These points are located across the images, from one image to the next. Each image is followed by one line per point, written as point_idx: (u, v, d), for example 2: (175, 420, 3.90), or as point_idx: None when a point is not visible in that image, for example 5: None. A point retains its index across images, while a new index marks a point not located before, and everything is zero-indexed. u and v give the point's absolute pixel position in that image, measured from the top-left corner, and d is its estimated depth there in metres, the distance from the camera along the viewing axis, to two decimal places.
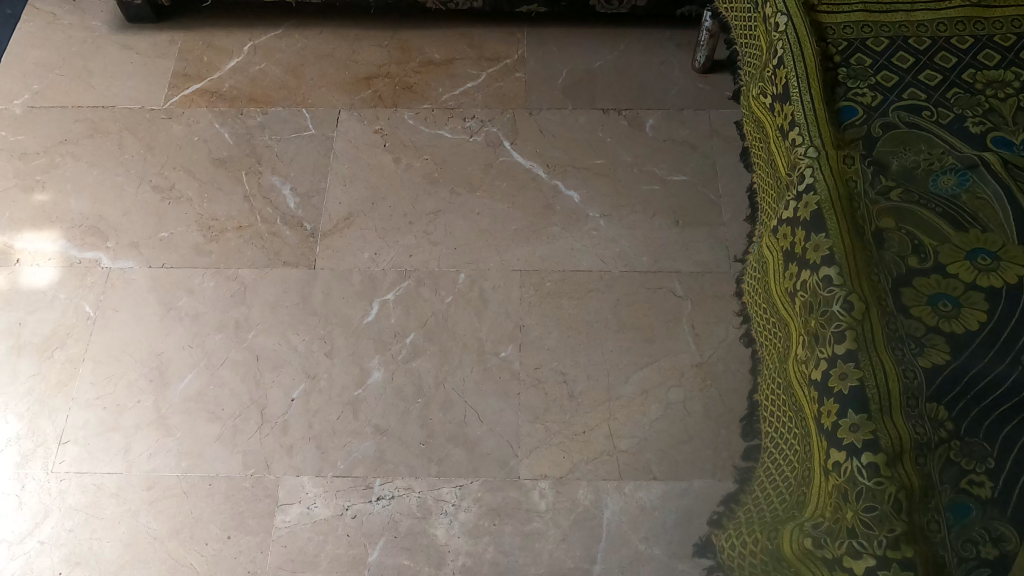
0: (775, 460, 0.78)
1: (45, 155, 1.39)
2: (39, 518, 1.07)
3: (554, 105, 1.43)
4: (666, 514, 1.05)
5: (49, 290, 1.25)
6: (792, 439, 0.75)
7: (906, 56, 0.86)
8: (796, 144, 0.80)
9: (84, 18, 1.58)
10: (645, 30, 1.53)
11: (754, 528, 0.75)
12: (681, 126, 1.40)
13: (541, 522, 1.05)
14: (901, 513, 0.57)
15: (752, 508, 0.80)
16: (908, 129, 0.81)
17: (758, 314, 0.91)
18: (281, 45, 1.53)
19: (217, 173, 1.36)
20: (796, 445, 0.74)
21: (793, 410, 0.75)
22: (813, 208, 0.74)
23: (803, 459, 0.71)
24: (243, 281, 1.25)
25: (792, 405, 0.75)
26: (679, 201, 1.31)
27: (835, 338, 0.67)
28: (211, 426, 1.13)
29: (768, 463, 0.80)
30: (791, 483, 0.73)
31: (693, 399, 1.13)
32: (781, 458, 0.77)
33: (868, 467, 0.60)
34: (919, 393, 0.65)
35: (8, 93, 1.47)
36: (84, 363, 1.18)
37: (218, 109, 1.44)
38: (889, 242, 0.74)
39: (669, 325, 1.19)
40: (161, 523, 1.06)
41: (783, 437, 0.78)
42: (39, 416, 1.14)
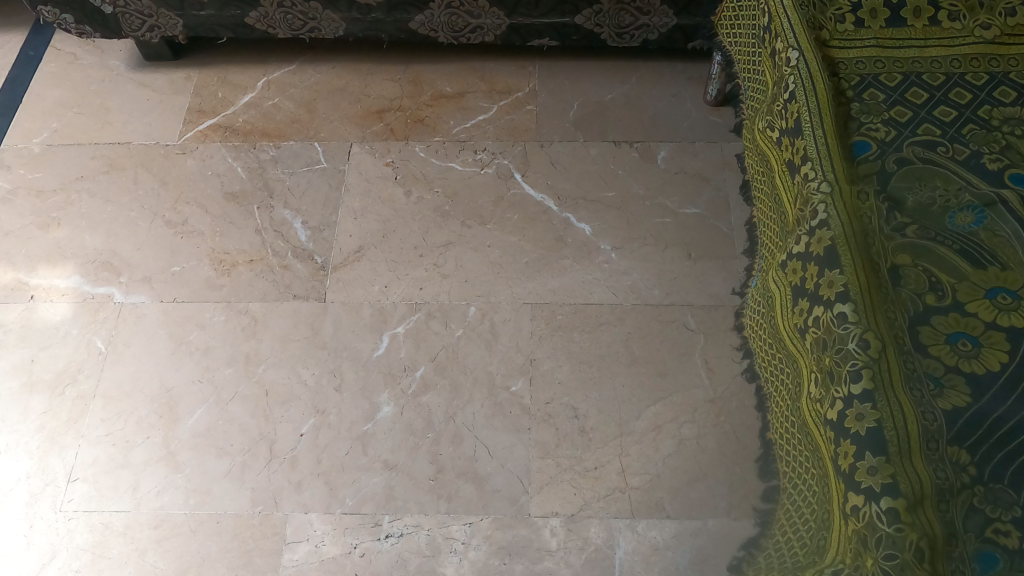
0: (797, 501, 0.76)
1: (62, 192, 1.40)
2: (46, 558, 1.06)
3: (565, 136, 1.43)
4: (680, 554, 1.03)
5: (62, 325, 1.25)
6: (809, 480, 0.73)
7: (920, 92, 0.85)
8: (807, 178, 0.79)
9: (104, 58, 1.60)
10: (657, 63, 1.54)
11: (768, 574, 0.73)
12: (692, 158, 1.40)
13: (552, 560, 1.03)
14: (924, 562, 0.55)
15: (763, 553, 0.78)
16: (923, 164, 0.80)
17: (767, 352, 0.90)
18: (295, 79, 1.54)
19: (229, 208, 1.37)
20: (815, 486, 0.72)
21: (814, 450, 0.73)
22: (827, 243, 0.73)
23: (821, 501, 0.69)
24: (253, 315, 1.25)
25: (811, 445, 0.73)
26: (691, 233, 1.30)
27: (851, 376, 0.65)
28: (220, 462, 1.12)
29: (789, 506, 0.78)
30: (813, 525, 0.71)
31: (706, 435, 1.11)
32: (801, 502, 0.75)
33: (887, 512, 0.57)
34: (939, 436, 0.63)
35: (28, 131, 1.49)
36: (95, 399, 1.18)
37: (231, 143, 1.45)
38: (904, 279, 0.73)
39: (682, 359, 1.18)
40: (168, 562, 1.05)
41: (799, 479, 0.76)
42: (49, 454, 1.14)
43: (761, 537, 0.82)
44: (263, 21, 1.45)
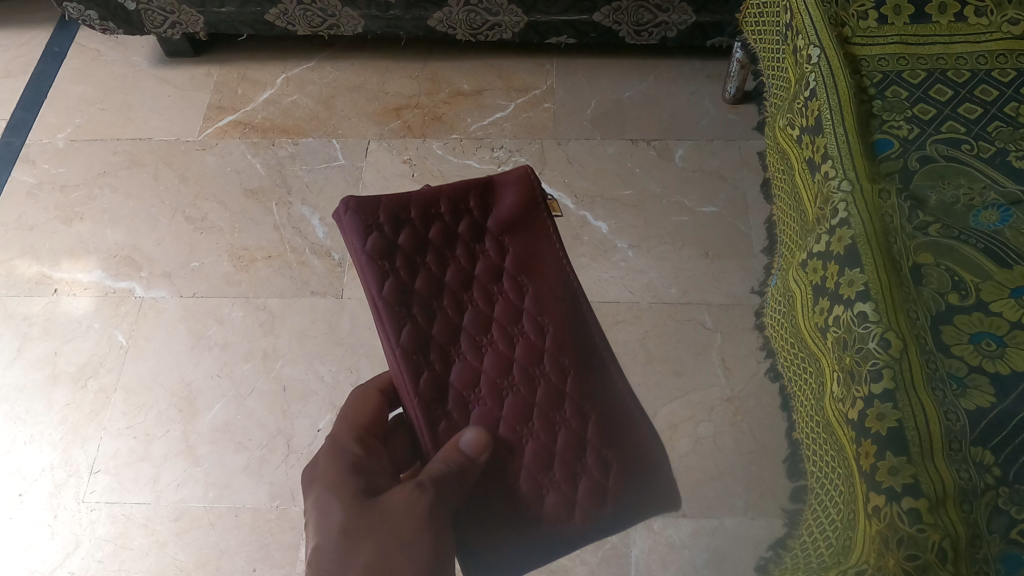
0: (821, 501, 0.76)
1: (84, 187, 1.42)
2: (70, 548, 1.07)
3: (582, 134, 1.43)
4: (696, 553, 1.03)
5: (84, 319, 1.26)
6: (834, 479, 0.73)
7: (944, 89, 0.84)
8: (828, 177, 0.79)
9: (127, 55, 1.61)
10: (676, 60, 1.53)
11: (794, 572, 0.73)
12: (710, 156, 1.39)
13: (568, 558, 1.04)
14: (947, 563, 0.55)
15: (791, 553, 0.78)
16: (946, 163, 0.79)
17: (792, 352, 0.90)
18: (313, 76, 1.55)
19: (248, 204, 1.38)
20: (839, 485, 0.71)
21: (836, 448, 0.73)
22: (848, 241, 0.72)
23: (845, 500, 0.69)
24: (271, 311, 1.25)
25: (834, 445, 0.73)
26: (709, 231, 1.30)
27: (872, 376, 0.64)
28: (238, 456, 1.13)
29: (813, 506, 0.78)
30: (835, 525, 0.70)
31: (723, 434, 1.11)
32: (825, 501, 0.75)
33: (909, 512, 0.57)
34: (963, 437, 0.63)
35: (52, 127, 1.51)
36: (116, 392, 1.19)
37: (251, 139, 1.46)
38: (927, 278, 0.72)
39: (699, 358, 1.18)
40: (188, 554, 1.06)
41: (825, 479, 0.76)
42: (72, 445, 1.15)
43: (789, 537, 0.82)
44: (283, 19, 1.46)
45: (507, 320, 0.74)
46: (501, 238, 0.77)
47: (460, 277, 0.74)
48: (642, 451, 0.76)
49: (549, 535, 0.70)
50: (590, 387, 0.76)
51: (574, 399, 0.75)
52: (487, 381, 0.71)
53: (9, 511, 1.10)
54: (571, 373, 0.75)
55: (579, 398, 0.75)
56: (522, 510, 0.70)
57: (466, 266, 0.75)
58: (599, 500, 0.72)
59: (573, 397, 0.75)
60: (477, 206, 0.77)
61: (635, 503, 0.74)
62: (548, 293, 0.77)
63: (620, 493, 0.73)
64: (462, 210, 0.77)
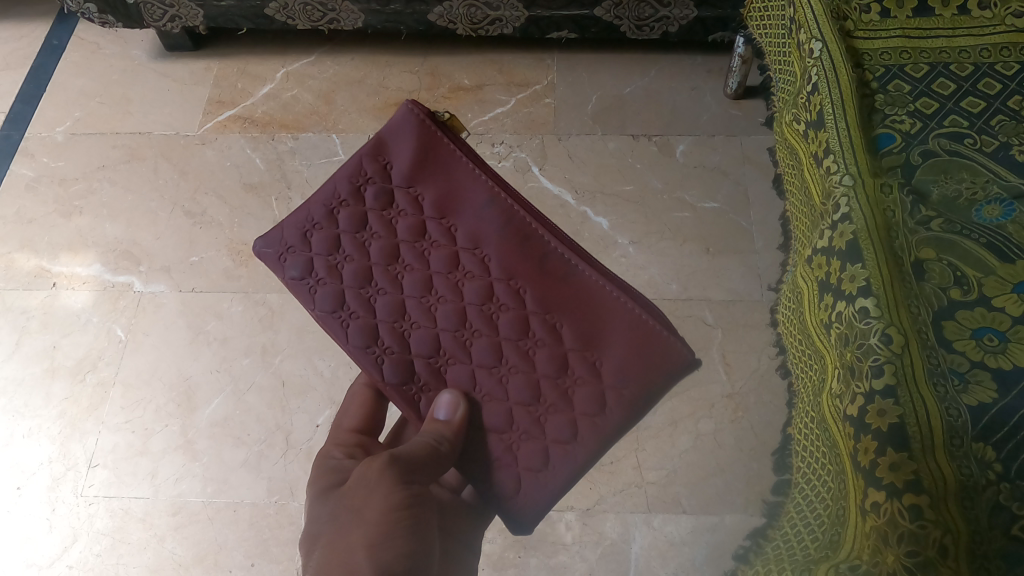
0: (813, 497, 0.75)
1: (83, 181, 1.41)
2: (67, 542, 1.07)
3: (583, 130, 1.43)
4: (696, 550, 1.03)
5: (83, 312, 1.26)
6: (824, 475, 0.73)
7: (947, 83, 0.84)
8: (830, 171, 0.78)
9: (126, 48, 1.61)
10: (677, 55, 1.52)
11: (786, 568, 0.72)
12: (711, 152, 1.38)
13: (567, 554, 1.04)
14: (947, 560, 0.54)
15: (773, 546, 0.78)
16: (949, 157, 0.79)
17: (796, 348, 0.89)
18: (313, 71, 1.54)
19: (248, 199, 1.37)
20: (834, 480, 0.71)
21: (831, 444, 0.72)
22: (849, 236, 0.72)
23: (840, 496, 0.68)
24: (270, 306, 1.25)
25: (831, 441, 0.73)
26: (710, 227, 1.30)
27: (873, 371, 0.64)
28: (237, 451, 1.12)
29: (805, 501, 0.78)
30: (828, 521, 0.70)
31: (723, 431, 1.11)
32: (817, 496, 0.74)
33: (909, 509, 0.57)
34: (965, 432, 0.62)
35: (51, 120, 1.50)
36: (114, 386, 1.19)
37: (250, 134, 1.46)
38: (929, 273, 0.71)
39: (699, 354, 1.17)
40: (186, 549, 1.06)
41: (818, 474, 0.75)
42: (70, 439, 1.15)
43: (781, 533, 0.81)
44: (282, 13, 1.45)
45: (449, 268, 0.77)
46: (412, 187, 0.78)
47: (386, 252, 0.78)
48: (614, 338, 0.75)
49: (547, 463, 0.76)
50: (554, 295, 0.76)
51: (539, 316, 0.76)
52: (444, 342, 0.76)
53: (8, 504, 1.10)
54: (528, 291, 0.76)
55: (545, 314, 0.76)
56: (532, 441, 0.76)
57: (388, 236, 0.78)
58: (600, 403, 0.75)
59: (538, 315, 0.76)
60: (375, 171, 0.79)
61: (642, 389, 0.75)
62: (475, 218, 0.78)
63: (619, 385, 0.75)
64: (365, 180, 0.79)
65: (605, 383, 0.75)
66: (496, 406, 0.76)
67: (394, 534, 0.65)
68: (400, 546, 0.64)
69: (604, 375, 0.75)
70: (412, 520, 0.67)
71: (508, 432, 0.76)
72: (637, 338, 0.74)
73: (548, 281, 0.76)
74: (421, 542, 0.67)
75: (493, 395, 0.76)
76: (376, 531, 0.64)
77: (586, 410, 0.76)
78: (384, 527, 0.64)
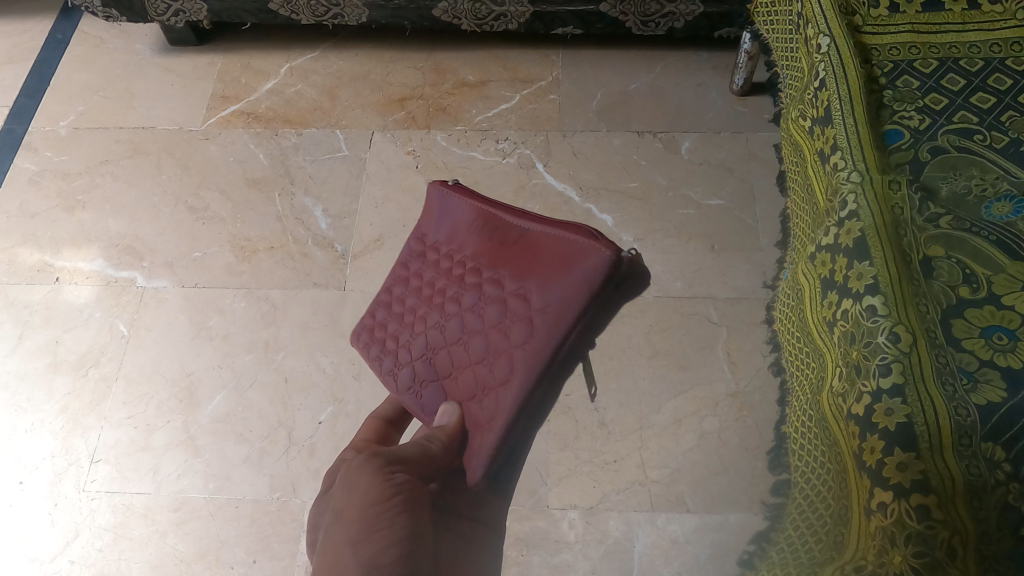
0: (810, 496, 0.75)
1: (86, 175, 1.41)
2: (69, 537, 1.07)
3: (588, 127, 1.42)
4: (699, 549, 1.02)
5: (85, 307, 1.26)
6: (824, 476, 0.73)
7: (956, 78, 0.83)
8: (838, 168, 0.78)
9: (130, 43, 1.61)
10: (683, 51, 1.51)
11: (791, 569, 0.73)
12: (717, 149, 1.37)
13: (570, 553, 1.03)
14: (957, 560, 0.54)
15: (784, 551, 0.78)
16: (958, 153, 0.78)
17: (792, 345, 0.89)
18: (317, 67, 1.54)
19: (251, 194, 1.37)
20: (829, 481, 0.71)
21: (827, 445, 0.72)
22: (857, 234, 0.71)
23: (838, 496, 0.68)
24: (273, 302, 1.24)
25: (827, 441, 0.73)
26: (715, 225, 1.29)
27: (880, 370, 0.63)
28: (239, 447, 1.12)
29: (802, 501, 0.78)
30: (823, 521, 0.70)
31: (727, 430, 1.10)
32: (816, 496, 0.74)
33: (918, 509, 0.56)
34: (973, 431, 0.61)
35: (55, 115, 1.50)
36: (117, 381, 1.19)
37: (254, 130, 1.45)
38: (938, 271, 0.70)
39: (703, 353, 1.16)
40: (188, 545, 1.05)
41: (815, 474, 0.75)
42: (72, 434, 1.14)
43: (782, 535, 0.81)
44: (287, 7, 1.45)
45: (438, 281, 0.96)
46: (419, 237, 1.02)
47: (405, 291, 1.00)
48: (527, 271, 0.86)
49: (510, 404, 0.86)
50: (496, 258, 0.90)
51: (487, 280, 0.89)
52: (432, 340, 0.93)
53: (10, 499, 1.10)
54: (478, 266, 0.91)
55: (488, 277, 0.89)
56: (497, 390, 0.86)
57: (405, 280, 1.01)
58: (529, 329, 0.84)
59: (485, 280, 0.90)
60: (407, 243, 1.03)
61: (568, 306, 0.83)
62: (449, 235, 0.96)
63: (544, 307, 0.84)
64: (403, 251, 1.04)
65: (533, 309, 0.85)
66: (470, 374, 0.89)
67: (379, 524, 0.64)
68: (388, 531, 0.64)
69: (532, 304, 0.85)
70: (396, 511, 0.66)
71: (478, 392, 0.88)
72: (544, 262, 0.85)
73: (493, 252, 0.90)
74: (411, 529, 0.65)
75: (467, 365, 0.89)
76: (358, 528, 0.63)
77: (522, 340, 0.85)
78: (366, 519, 0.63)
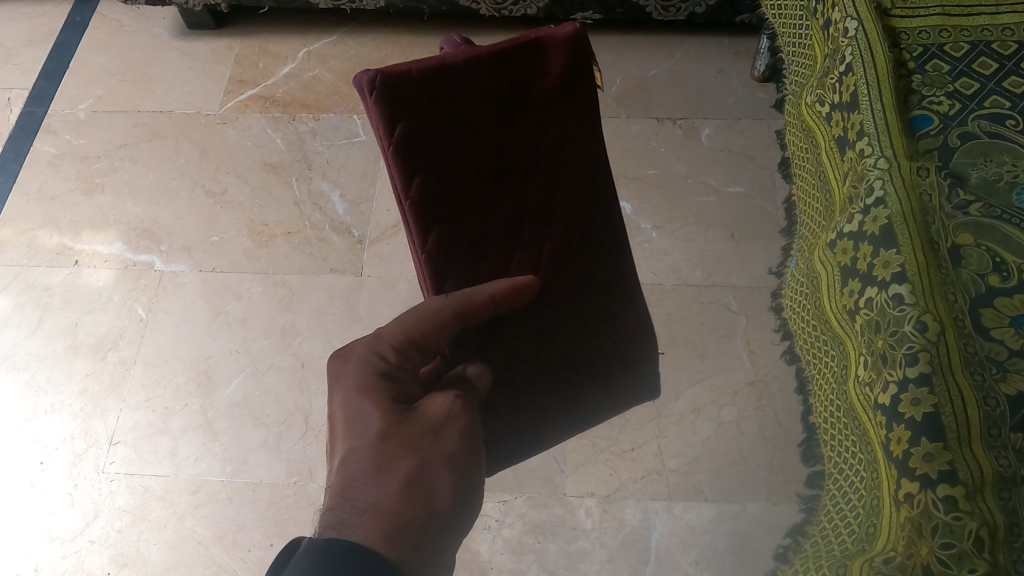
0: (835, 485, 0.75)
1: (105, 158, 1.41)
2: (89, 517, 1.08)
3: (607, 113, 1.41)
4: (717, 538, 1.02)
5: (104, 291, 1.26)
6: (854, 464, 0.71)
7: (987, 62, 0.81)
8: (864, 154, 0.76)
9: (148, 26, 1.60)
10: (703, 37, 1.49)
11: (814, 558, 0.71)
12: (737, 136, 1.36)
13: (587, 540, 1.03)
14: (983, 552, 0.53)
15: (808, 539, 0.77)
16: (988, 139, 0.76)
17: (805, 335, 0.88)
18: (335, 51, 1.53)
19: (268, 179, 1.37)
20: (858, 471, 0.70)
21: (854, 434, 0.72)
22: (883, 221, 0.70)
23: (867, 487, 0.67)
24: (290, 287, 1.24)
25: (853, 428, 0.72)
26: (735, 213, 1.27)
27: (907, 360, 0.62)
28: (256, 432, 1.12)
29: (828, 491, 0.77)
30: (851, 512, 0.69)
31: (746, 419, 1.09)
32: (840, 485, 0.74)
33: (945, 500, 0.55)
34: (1002, 422, 0.60)
35: (74, 97, 1.50)
36: (135, 364, 1.19)
37: (271, 114, 1.44)
38: (967, 259, 0.69)
39: (721, 341, 1.15)
40: (206, 528, 1.06)
41: (846, 466, 0.74)
42: (92, 416, 1.15)
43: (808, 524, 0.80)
44: None
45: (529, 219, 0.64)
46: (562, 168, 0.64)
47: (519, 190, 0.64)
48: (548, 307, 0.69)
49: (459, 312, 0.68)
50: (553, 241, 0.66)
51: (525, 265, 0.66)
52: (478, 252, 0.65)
53: (31, 479, 1.11)
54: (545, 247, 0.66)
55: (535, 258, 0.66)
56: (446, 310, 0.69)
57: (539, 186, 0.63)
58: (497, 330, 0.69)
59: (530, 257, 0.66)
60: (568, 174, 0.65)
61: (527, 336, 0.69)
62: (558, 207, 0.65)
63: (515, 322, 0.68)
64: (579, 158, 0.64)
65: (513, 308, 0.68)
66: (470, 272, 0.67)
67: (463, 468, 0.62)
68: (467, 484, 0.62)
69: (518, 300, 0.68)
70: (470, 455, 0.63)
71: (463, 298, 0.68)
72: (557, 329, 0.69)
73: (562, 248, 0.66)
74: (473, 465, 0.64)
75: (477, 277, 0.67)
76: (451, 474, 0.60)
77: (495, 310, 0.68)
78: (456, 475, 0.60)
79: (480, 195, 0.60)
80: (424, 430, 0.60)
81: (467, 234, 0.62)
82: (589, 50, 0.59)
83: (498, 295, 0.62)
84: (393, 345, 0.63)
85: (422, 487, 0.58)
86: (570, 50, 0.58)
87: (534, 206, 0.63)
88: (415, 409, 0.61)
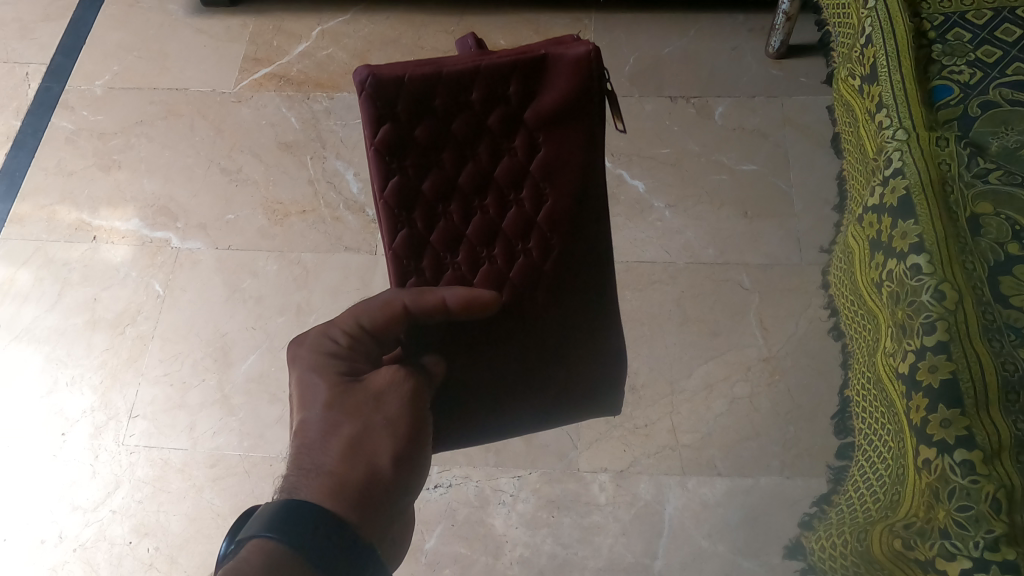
0: (865, 456, 0.75)
1: (121, 136, 1.42)
2: (111, 488, 1.09)
3: (620, 91, 1.40)
4: (730, 512, 1.02)
5: (122, 267, 1.27)
6: (882, 433, 0.72)
7: (1011, 30, 0.81)
8: (884, 126, 0.76)
9: (163, 3, 1.60)
10: (718, 15, 1.49)
11: (843, 528, 0.71)
12: (751, 114, 1.36)
13: (600, 515, 1.04)
14: (1001, 514, 0.53)
15: (835, 512, 0.78)
16: (1010, 107, 0.76)
17: (846, 308, 0.88)
18: (348, 30, 1.53)
19: (283, 157, 1.37)
20: (886, 440, 0.70)
21: (882, 404, 0.72)
22: (901, 192, 0.70)
23: (895, 455, 0.67)
24: (305, 265, 1.25)
25: (881, 399, 0.72)
26: (749, 191, 1.27)
27: (925, 328, 0.62)
28: (272, 408, 1.13)
29: (859, 461, 0.77)
30: (879, 481, 0.70)
31: (759, 395, 1.09)
32: (870, 454, 0.74)
33: (962, 464, 0.56)
34: (1021, 387, 0.60)
35: (90, 74, 1.51)
36: (153, 340, 1.20)
37: (285, 93, 1.45)
38: (985, 229, 0.69)
39: (735, 319, 1.16)
40: (223, 500, 1.07)
41: (875, 435, 0.74)
42: (111, 390, 1.16)
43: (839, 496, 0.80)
44: None
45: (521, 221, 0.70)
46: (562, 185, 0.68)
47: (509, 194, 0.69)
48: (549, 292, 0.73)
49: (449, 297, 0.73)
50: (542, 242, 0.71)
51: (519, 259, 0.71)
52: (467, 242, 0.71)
53: (53, 450, 1.12)
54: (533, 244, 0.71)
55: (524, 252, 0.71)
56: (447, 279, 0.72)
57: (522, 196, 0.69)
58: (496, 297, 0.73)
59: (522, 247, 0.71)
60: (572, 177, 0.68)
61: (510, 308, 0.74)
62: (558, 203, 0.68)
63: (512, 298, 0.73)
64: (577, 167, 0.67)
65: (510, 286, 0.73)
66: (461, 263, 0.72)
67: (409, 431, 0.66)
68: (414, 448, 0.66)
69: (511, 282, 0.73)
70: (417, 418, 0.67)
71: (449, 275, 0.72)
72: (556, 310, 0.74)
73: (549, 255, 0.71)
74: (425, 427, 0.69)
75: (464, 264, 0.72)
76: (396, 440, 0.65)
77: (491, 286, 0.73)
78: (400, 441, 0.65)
79: (466, 194, 0.67)
80: (367, 401, 0.65)
81: (450, 227, 0.69)
82: (599, 75, 0.64)
83: (450, 300, 0.65)
84: (345, 331, 0.67)
85: (362, 452, 0.63)
86: (579, 71, 0.63)
87: (519, 215, 0.69)
88: (360, 380, 0.66)
